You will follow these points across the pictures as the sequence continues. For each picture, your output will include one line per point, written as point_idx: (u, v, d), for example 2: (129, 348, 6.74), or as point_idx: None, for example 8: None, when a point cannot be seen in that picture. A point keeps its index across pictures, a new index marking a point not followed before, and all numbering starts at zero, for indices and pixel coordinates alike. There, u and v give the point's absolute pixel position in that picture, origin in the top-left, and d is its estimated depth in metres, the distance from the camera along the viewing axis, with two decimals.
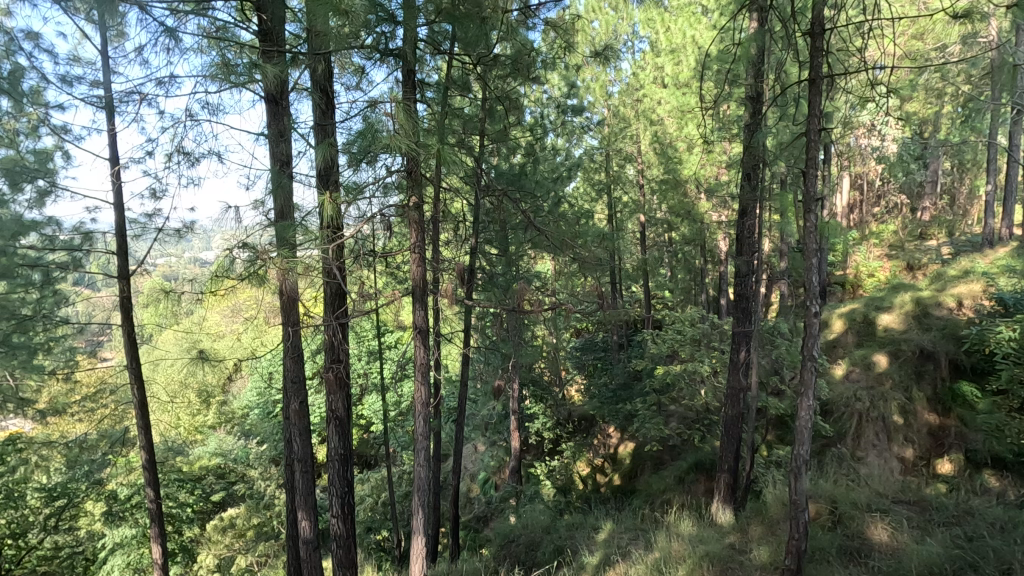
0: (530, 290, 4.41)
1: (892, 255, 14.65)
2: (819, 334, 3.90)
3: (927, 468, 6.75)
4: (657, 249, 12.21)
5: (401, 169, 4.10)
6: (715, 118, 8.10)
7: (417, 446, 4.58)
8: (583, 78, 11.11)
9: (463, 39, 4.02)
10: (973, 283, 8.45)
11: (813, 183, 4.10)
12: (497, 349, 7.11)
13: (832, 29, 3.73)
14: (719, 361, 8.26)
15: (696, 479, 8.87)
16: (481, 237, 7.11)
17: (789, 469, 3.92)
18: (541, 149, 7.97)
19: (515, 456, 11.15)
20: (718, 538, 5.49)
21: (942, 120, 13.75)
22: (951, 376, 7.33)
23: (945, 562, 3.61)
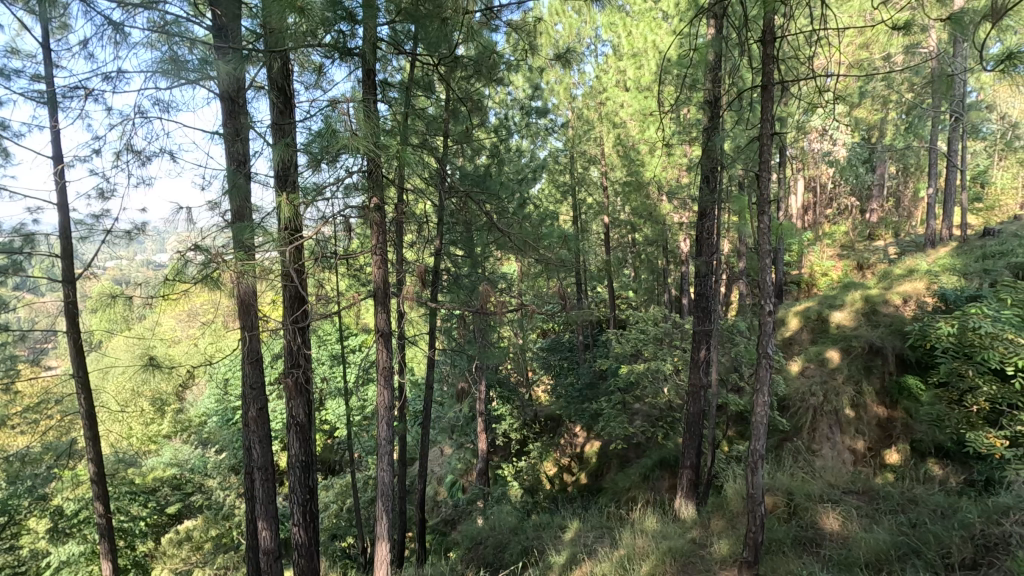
0: (493, 292, 4.40)
1: (843, 255, 15.31)
2: (773, 332, 4.04)
3: (876, 459, 7.05)
4: (621, 250, 12.41)
5: (362, 169, 4.05)
6: (675, 122, 8.32)
7: (380, 451, 4.51)
8: (548, 80, 11.12)
9: (426, 40, 3.99)
10: (917, 282, 8.89)
11: (766, 186, 4.24)
12: (463, 351, 7.07)
13: (782, 38, 3.88)
14: (681, 359, 8.44)
15: (660, 476, 9.01)
16: (447, 238, 7.07)
17: (746, 464, 4.04)
18: (506, 151, 7.99)
19: (482, 458, 11.09)
20: (681, 533, 5.59)
21: (887, 126, 14.46)
22: (898, 370, 7.67)
23: (892, 549, 3.77)
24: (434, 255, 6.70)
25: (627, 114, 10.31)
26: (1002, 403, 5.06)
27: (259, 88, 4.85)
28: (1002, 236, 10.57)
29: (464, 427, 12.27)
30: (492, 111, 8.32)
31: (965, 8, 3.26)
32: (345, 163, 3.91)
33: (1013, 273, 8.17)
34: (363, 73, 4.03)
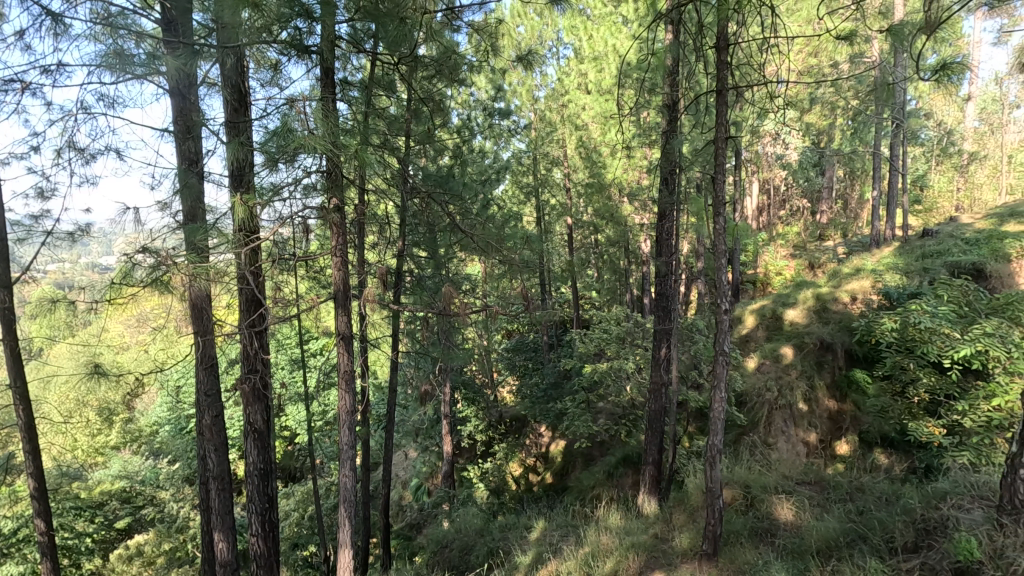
0: (457, 293, 4.39)
1: (796, 255, 15.92)
2: (729, 331, 4.17)
3: (827, 450, 7.35)
4: (584, 250, 12.57)
5: (321, 169, 3.97)
6: (636, 125, 8.47)
7: (342, 456, 4.42)
8: (509, 82, 11.03)
9: (386, 39, 3.96)
10: (864, 280, 9.33)
11: (722, 189, 4.36)
12: (427, 353, 7.02)
13: (735, 44, 4.01)
14: (643, 357, 8.60)
15: (624, 473, 9.15)
16: (409, 239, 7.00)
17: (705, 459, 4.16)
18: (469, 151, 7.96)
19: (447, 461, 11.01)
20: (643, 529, 5.70)
21: (834, 131, 15.10)
22: (846, 365, 8.02)
23: (841, 535, 3.95)
24: (396, 256, 6.62)
25: (589, 116, 10.43)
26: (940, 394, 5.36)
27: (212, 84, 4.70)
28: (940, 236, 11.19)
29: (429, 430, 12.16)
30: (455, 112, 8.27)
31: (904, 21, 3.43)
32: (303, 163, 3.83)
33: (950, 271, 8.66)
34: (321, 71, 3.96)
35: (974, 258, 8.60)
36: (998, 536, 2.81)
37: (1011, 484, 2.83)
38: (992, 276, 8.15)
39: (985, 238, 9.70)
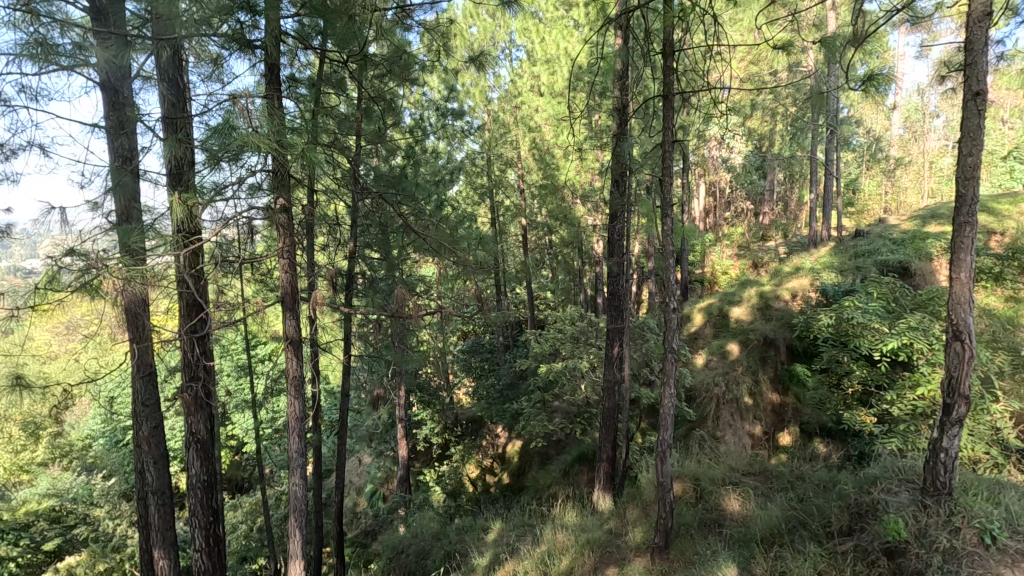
0: (409, 294, 4.32)
1: (741, 255, 16.57)
2: (677, 328, 4.30)
3: (771, 441, 7.68)
4: (538, 251, 12.66)
5: (267, 169, 3.84)
6: (588, 127, 8.61)
7: (292, 465, 4.28)
8: (463, 82, 11.16)
9: (334, 35, 3.89)
10: (803, 279, 9.81)
11: (670, 191, 4.48)
12: (381, 357, 6.90)
13: (681, 50, 4.11)
14: (596, 356, 8.73)
15: (579, 471, 9.27)
16: (361, 241, 6.85)
17: (656, 454, 4.26)
18: (422, 152, 7.87)
19: (403, 465, 10.85)
20: (598, 525, 5.79)
21: (775, 137, 15.80)
22: (788, 359, 8.40)
23: (783, 523, 4.13)
24: (348, 258, 6.47)
25: (542, 118, 10.53)
26: (872, 386, 5.70)
27: (148, 78, 4.48)
28: (870, 237, 11.90)
29: (383, 435, 11.96)
30: (407, 111, 8.16)
31: (835, 34, 3.62)
32: (248, 162, 3.69)
33: (879, 269, 9.22)
34: (266, 67, 3.84)
35: (900, 256, 9.19)
36: (924, 516, 3.00)
37: (934, 467, 3.03)
38: (916, 274, 8.74)
39: (909, 238, 10.38)
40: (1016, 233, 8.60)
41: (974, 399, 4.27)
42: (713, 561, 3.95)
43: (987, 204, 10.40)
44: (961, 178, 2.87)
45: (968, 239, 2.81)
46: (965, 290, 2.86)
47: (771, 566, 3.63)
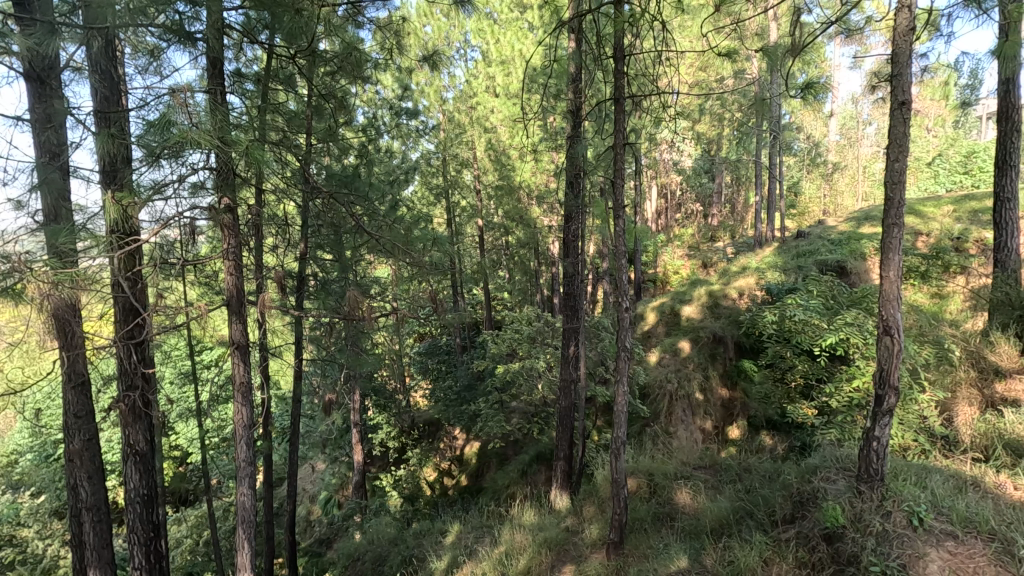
0: (362, 296, 4.22)
1: (691, 255, 17.07)
2: (630, 328, 4.39)
3: (721, 435, 7.95)
4: (495, 252, 12.66)
5: (210, 167, 3.68)
6: (543, 129, 8.68)
7: (239, 474, 4.12)
8: (417, 81, 10.97)
9: (281, 28, 3.76)
10: (749, 278, 10.21)
11: (622, 193, 4.55)
12: (334, 360, 6.72)
13: (632, 56, 4.20)
14: (553, 356, 8.81)
15: (537, 470, 9.32)
16: (312, 241, 6.66)
17: (610, 451, 4.34)
18: (375, 151, 7.72)
19: (358, 471, 10.63)
20: (556, 523, 5.84)
21: (723, 141, 16.35)
22: (736, 356, 8.71)
23: (732, 513, 4.26)
24: (297, 259, 6.27)
25: (497, 119, 10.53)
26: (813, 379, 5.97)
27: (78, 69, 4.23)
28: (811, 237, 12.49)
29: (338, 440, 11.68)
30: (360, 110, 7.98)
31: (776, 44, 3.79)
32: (189, 159, 3.53)
33: (819, 269, 9.68)
34: (208, 61, 3.68)
35: (838, 256, 9.68)
36: (859, 502, 3.15)
37: (868, 455, 3.18)
38: (852, 273, 9.23)
39: (845, 239, 10.95)
40: (939, 234, 9.21)
41: (903, 390, 4.53)
42: (666, 554, 4.05)
43: (915, 207, 11.09)
44: (889, 183, 3.03)
45: (896, 239, 2.98)
46: (895, 287, 3.01)
47: (721, 556, 3.75)
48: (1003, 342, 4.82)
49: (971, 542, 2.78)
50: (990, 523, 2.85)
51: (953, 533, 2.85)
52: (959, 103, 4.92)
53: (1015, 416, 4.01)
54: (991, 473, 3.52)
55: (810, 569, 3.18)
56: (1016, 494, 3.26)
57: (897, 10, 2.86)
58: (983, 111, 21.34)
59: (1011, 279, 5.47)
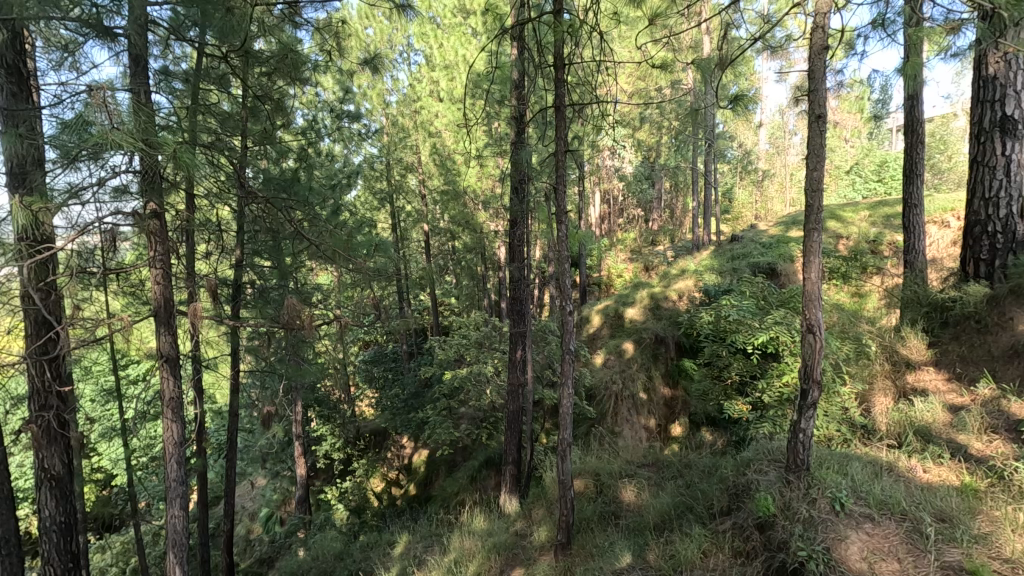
0: (300, 303, 4.09)
1: (634, 259, 17.58)
2: (573, 330, 4.46)
3: (664, 433, 8.19)
4: (441, 257, 12.57)
5: (135, 169, 3.47)
6: (487, 134, 8.70)
7: (170, 495, 3.89)
8: (359, 84, 10.78)
9: (210, 26, 3.61)
10: (688, 281, 10.61)
11: (563, 198, 4.60)
12: (274, 371, 6.45)
13: (572, 64, 4.26)
14: (500, 361, 8.81)
15: (486, 475, 9.28)
16: (248, 248, 6.39)
17: (556, 452, 4.39)
18: (315, 154, 7.49)
19: (301, 485, 10.25)
20: (505, 527, 5.84)
21: (662, 148, 16.94)
22: (676, 355, 9.00)
23: (673, 508, 4.41)
24: (233, 266, 6.00)
25: (442, 124, 10.46)
26: (748, 376, 6.25)
27: None
28: (744, 241, 13.12)
29: (279, 454, 11.24)
30: (299, 112, 7.74)
31: (709, 57, 3.96)
32: (111, 161, 3.33)
33: (752, 270, 10.17)
34: (130, 57, 3.47)
35: (769, 259, 10.20)
36: (788, 491, 3.31)
37: (795, 446, 3.35)
38: (781, 274, 9.74)
39: (775, 242, 11.59)
40: (858, 237, 9.87)
41: (828, 383, 4.90)
42: (612, 552, 4.15)
43: (836, 212, 11.86)
44: (809, 190, 3.20)
45: (816, 243, 3.16)
46: (816, 288, 3.18)
47: (663, 550, 3.88)
48: (912, 336, 5.23)
49: (887, 523, 2.99)
50: (903, 504, 3.07)
51: (871, 516, 3.06)
52: (871, 116, 5.29)
53: (923, 404, 4.29)
54: (903, 458, 3.80)
55: (745, 557, 3.35)
56: (926, 476, 3.52)
57: (812, 30, 3.05)
58: (893, 123, 23.17)
59: (919, 279, 5.89)
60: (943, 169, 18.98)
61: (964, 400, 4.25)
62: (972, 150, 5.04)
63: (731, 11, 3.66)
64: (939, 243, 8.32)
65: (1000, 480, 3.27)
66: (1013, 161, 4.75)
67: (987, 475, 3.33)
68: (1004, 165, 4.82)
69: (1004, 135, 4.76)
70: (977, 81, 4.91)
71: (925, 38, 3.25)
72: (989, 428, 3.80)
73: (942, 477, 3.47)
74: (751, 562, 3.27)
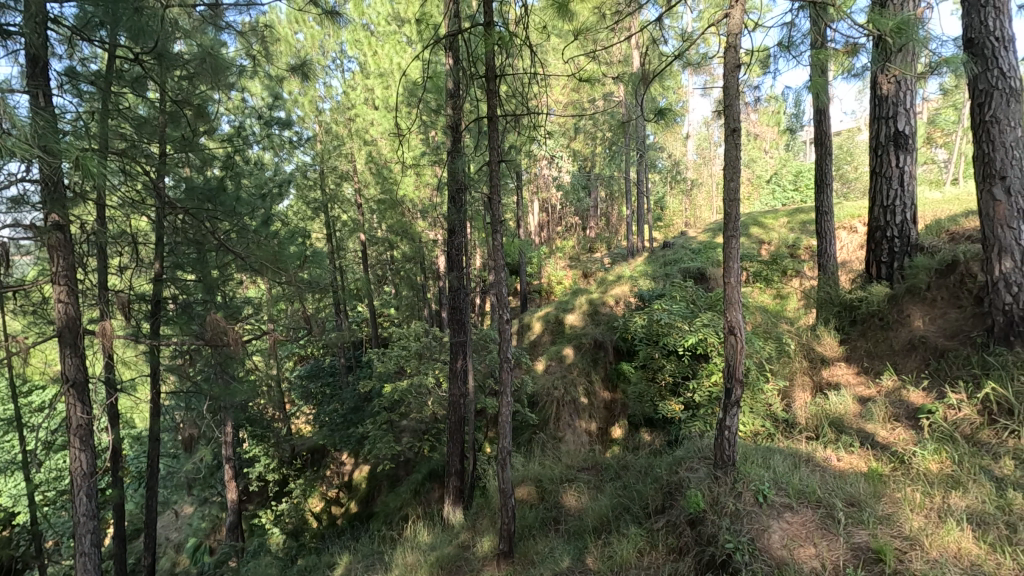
0: (224, 320, 3.92)
1: (572, 266, 17.98)
2: (511, 339, 4.46)
3: (605, 435, 8.35)
4: (379, 267, 12.34)
5: (35, 179, 3.21)
6: (424, 142, 8.64)
7: (79, 532, 3.58)
8: (290, 90, 10.45)
9: (119, 26, 3.41)
10: (624, 287, 10.93)
11: (498, 209, 4.58)
12: (199, 391, 5.98)
13: (503, 76, 4.29)
14: (441, 371, 8.71)
15: (430, 488, 9.15)
16: (170, 261, 6.01)
17: (496, 462, 4.37)
18: (243, 162, 7.17)
19: (233, 510, 9.69)
20: (449, 541, 5.76)
21: (597, 158, 17.45)
22: (615, 359, 9.24)
23: (611, 510, 4.50)
24: (151, 280, 5.61)
25: (377, 132, 10.26)
26: (680, 377, 6.49)
27: None
28: (676, 247, 13.72)
29: (207, 479, 10.54)
30: (225, 119, 7.37)
31: (639, 69, 4.11)
32: (6, 168, 3.07)
33: (683, 275, 10.60)
34: (28, 57, 3.22)
35: (699, 264, 10.67)
36: (716, 486, 3.45)
37: (721, 443, 3.50)
38: (710, 278, 10.19)
39: (703, 248, 12.20)
40: (779, 243, 10.53)
41: (752, 381, 5.20)
42: (552, 557, 4.19)
43: (758, 219, 12.62)
44: (726, 200, 3.36)
45: (735, 249, 3.32)
46: (736, 291, 3.33)
47: (602, 552, 3.97)
48: (826, 334, 5.62)
49: (804, 511, 3.17)
50: (818, 492, 3.28)
51: (790, 505, 3.24)
52: (786, 130, 5.64)
53: (837, 397, 4.60)
54: (820, 449, 4.06)
55: (678, 553, 3.47)
56: (839, 465, 3.78)
57: (726, 48, 3.24)
58: (806, 136, 24.97)
59: (830, 281, 6.33)
60: (850, 178, 20.70)
61: (871, 392, 4.60)
62: (871, 162, 5.50)
63: (657, 27, 3.83)
64: (849, 246, 8.98)
65: (902, 464, 3.56)
66: (906, 172, 5.23)
67: (890, 460, 3.62)
68: (898, 175, 5.29)
69: (897, 148, 5.24)
70: (873, 100, 5.39)
71: (827, 59, 3.52)
72: (892, 417, 4.12)
73: (853, 465, 3.73)
74: (683, 557, 3.39)
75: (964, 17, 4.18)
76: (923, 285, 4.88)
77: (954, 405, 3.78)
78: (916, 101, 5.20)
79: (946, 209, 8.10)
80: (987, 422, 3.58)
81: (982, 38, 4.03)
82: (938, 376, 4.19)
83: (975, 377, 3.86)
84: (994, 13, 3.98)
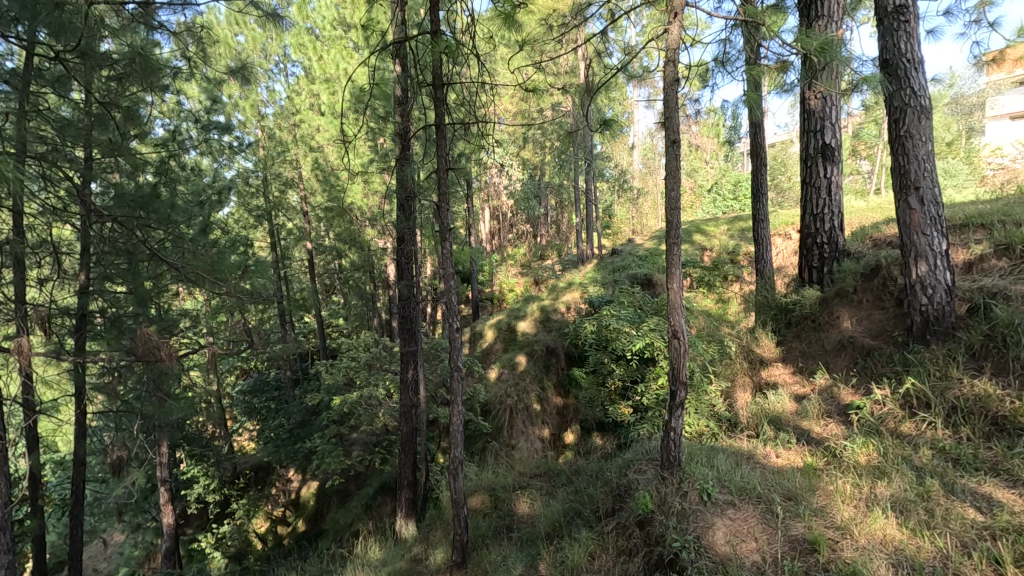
0: (157, 334, 3.71)
1: (524, 273, 18.16)
2: (461, 347, 4.41)
3: (557, 441, 8.40)
4: (327, 276, 12.04)
5: None
6: (372, 149, 8.51)
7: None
8: (230, 94, 10.06)
9: (38, 21, 3.16)
10: (574, 293, 11.09)
11: (447, 216, 4.53)
12: (129, 410, 5.61)
13: (449, 84, 4.27)
14: (392, 382, 8.54)
15: (381, 502, 8.94)
16: (96, 272, 5.63)
17: (449, 471, 4.31)
18: (179, 167, 6.85)
19: (170, 536, 9.04)
20: (401, 555, 5.63)
21: (546, 166, 17.71)
22: (566, 365, 9.33)
23: (563, 516, 4.53)
24: (75, 293, 5.23)
25: (323, 138, 10.01)
26: (628, 381, 6.63)
27: None
28: (624, 253, 14.08)
29: (139, 504, 9.89)
30: (159, 122, 7.03)
31: (587, 78, 4.20)
32: None
33: (631, 281, 10.87)
34: None
35: (646, 270, 10.97)
36: (664, 486, 3.53)
37: (668, 444, 3.59)
38: (657, 283, 10.49)
39: (650, 255, 12.55)
40: (720, 249, 10.95)
41: (696, 383, 5.41)
42: (505, 566, 4.18)
43: (700, 227, 13.11)
44: (668, 208, 3.45)
45: (677, 254, 3.43)
46: (679, 296, 3.45)
47: (554, 558, 3.98)
48: (763, 336, 5.90)
49: (746, 507, 3.30)
50: (758, 488, 3.42)
51: (732, 501, 3.36)
52: (725, 141, 5.89)
53: (776, 396, 4.82)
54: (760, 446, 4.23)
55: (628, 554, 3.52)
56: (777, 461, 3.94)
57: (665, 62, 3.35)
58: (744, 147, 26.38)
59: (767, 286, 6.63)
60: (783, 188, 21.87)
61: (806, 390, 4.83)
62: (802, 173, 5.81)
63: (601, 40, 3.93)
64: (784, 252, 9.46)
65: (835, 457, 3.76)
66: (832, 182, 5.56)
67: (824, 454, 3.81)
68: (827, 185, 5.60)
69: (825, 160, 5.57)
70: (802, 114, 5.72)
71: (760, 75, 3.70)
72: (825, 414, 4.34)
73: (790, 460, 3.90)
74: (633, 558, 3.45)
75: (879, 39, 4.51)
76: (851, 288, 5.19)
77: (879, 401, 4.05)
78: (840, 117, 5.57)
79: (870, 217, 8.65)
80: (908, 415, 3.84)
81: (896, 60, 4.37)
82: (865, 374, 4.46)
83: (897, 374, 4.14)
84: (906, 37, 4.31)
